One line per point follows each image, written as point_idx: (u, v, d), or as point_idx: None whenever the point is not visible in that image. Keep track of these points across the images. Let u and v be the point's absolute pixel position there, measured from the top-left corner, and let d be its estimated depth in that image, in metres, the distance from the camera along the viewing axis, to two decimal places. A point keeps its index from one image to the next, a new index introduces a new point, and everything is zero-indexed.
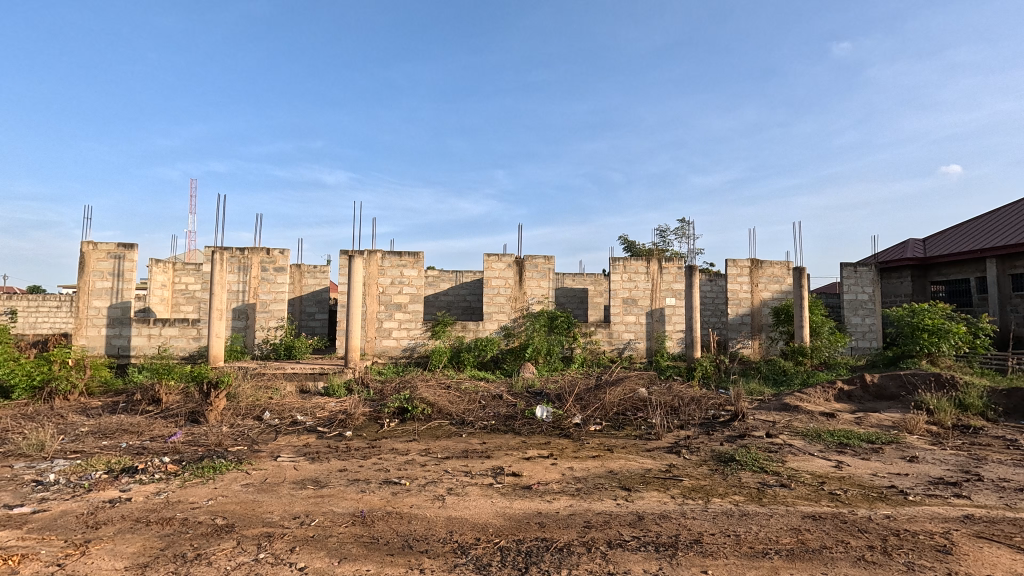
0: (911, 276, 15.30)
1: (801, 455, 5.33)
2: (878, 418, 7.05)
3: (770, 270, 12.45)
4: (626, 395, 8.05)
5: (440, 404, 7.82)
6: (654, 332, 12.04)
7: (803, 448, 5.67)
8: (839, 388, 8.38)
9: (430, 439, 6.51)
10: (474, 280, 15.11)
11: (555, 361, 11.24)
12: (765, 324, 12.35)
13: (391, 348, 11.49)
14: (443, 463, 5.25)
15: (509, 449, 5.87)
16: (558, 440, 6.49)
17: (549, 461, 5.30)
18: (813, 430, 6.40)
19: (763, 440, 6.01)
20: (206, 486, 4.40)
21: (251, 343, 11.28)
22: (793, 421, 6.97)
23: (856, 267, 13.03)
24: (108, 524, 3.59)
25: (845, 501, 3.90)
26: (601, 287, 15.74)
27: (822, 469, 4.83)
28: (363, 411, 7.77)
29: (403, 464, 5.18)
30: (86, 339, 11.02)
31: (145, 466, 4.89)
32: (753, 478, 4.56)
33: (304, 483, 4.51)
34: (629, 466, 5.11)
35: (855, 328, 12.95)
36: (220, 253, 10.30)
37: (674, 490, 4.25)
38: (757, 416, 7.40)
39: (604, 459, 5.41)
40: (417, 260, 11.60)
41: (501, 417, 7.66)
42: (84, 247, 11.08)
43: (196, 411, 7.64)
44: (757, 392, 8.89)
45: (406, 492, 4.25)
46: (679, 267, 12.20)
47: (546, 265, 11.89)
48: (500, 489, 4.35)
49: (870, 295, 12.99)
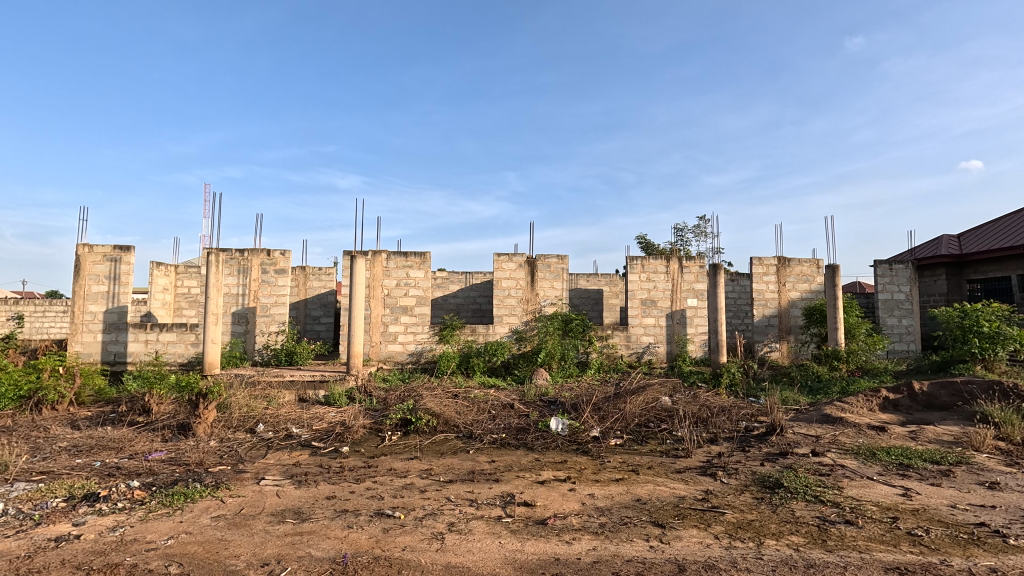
0: (946, 275, 14.32)
1: (860, 481, 4.59)
2: (935, 432, 6.29)
3: (798, 269, 11.66)
4: (649, 405, 7.40)
5: (446, 415, 7.20)
6: (674, 335, 11.32)
7: (858, 470, 4.94)
8: (884, 397, 7.62)
9: (433, 456, 5.90)
10: (485, 281, 14.53)
11: (570, 367, 10.55)
12: (794, 326, 11.57)
13: (397, 353, 10.92)
14: (446, 488, 4.61)
15: (522, 470, 5.22)
16: (576, 458, 5.85)
17: (567, 486, 4.63)
18: (865, 449, 5.65)
19: (810, 459, 5.28)
20: (170, 519, 3.82)
21: (251, 349, 10.79)
22: (840, 436, 6.23)
23: (891, 265, 12.19)
24: (42, 572, 3.02)
25: (931, 546, 3.20)
26: (616, 288, 15.12)
27: (889, 499, 4.11)
28: (364, 423, 7.18)
29: (399, 490, 4.54)
30: (82, 345, 10.61)
31: (109, 492, 4.32)
32: (810, 512, 3.86)
33: (282, 515, 3.89)
34: (659, 494, 4.43)
35: (892, 329, 12.08)
36: (215, 254, 9.78)
37: (717, 528, 3.57)
38: (797, 429, 6.64)
39: (629, 484, 4.72)
40: (423, 260, 11.01)
41: (512, 430, 7.01)
42: (80, 250, 10.67)
43: (185, 424, 7.10)
44: (791, 401, 8.14)
45: (399, 528, 3.62)
46: (700, 266, 11.47)
47: (559, 265, 11.23)
48: (510, 525, 3.69)
49: (907, 295, 12.12)
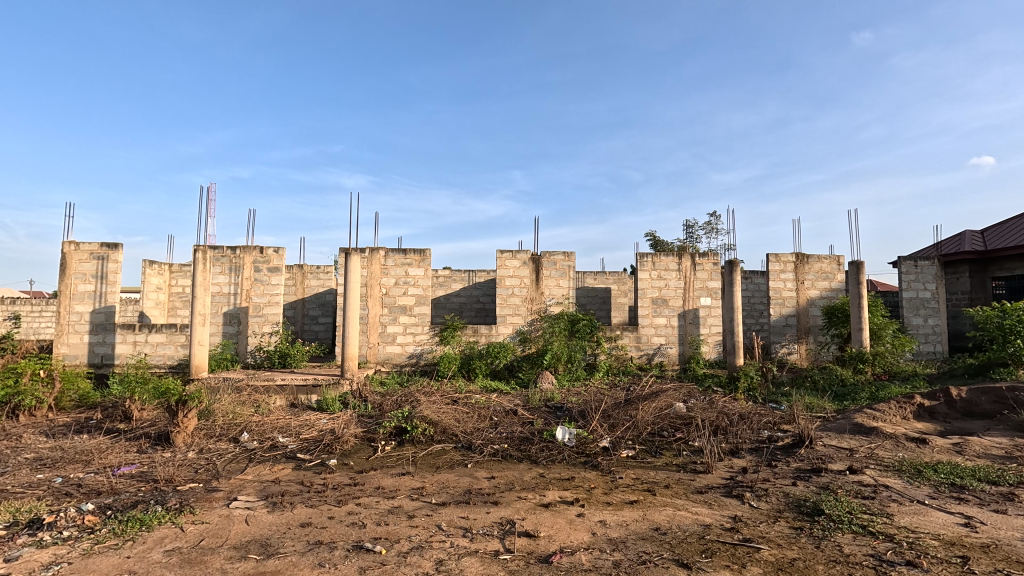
0: (969, 272, 13.62)
1: (911, 506, 4.02)
2: (983, 445, 5.69)
3: (818, 266, 11.02)
4: (662, 412, 6.88)
5: (444, 423, 6.68)
6: (687, 335, 10.74)
7: (905, 491, 4.36)
8: (918, 404, 7.04)
9: (427, 471, 5.39)
10: (488, 279, 14.01)
11: (577, 369, 10.00)
12: (814, 327, 10.95)
13: (395, 355, 10.42)
14: (437, 513, 4.07)
15: (525, 490, 4.66)
16: (584, 473, 5.31)
17: (574, 511, 4.08)
18: (908, 465, 5.07)
19: (849, 479, 4.70)
20: (117, 554, 3.32)
21: (244, 351, 10.36)
22: (877, 449, 5.64)
23: (916, 261, 11.54)
24: None
25: None
26: (625, 286, 14.53)
27: (953, 532, 3.53)
28: (355, 432, 6.67)
29: (384, 516, 4.00)
30: (67, 347, 10.18)
31: (55, 518, 3.82)
32: (862, 549, 3.28)
33: (245, 549, 3.37)
34: (680, 521, 3.88)
35: (917, 329, 11.42)
36: (204, 251, 9.30)
37: (754, 570, 3.02)
38: (827, 440, 6.05)
39: (645, 508, 4.15)
40: (423, 258, 10.49)
41: (515, 439, 6.47)
42: (66, 247, 10.24)
43: (163, 433, 6.61)
44: (816, 407, 7.53)
45: (379, 568, 3.09)
46: (714, 263, 10.85)
47: (565, 262, 10.66)
48: (509, 565, 3.14)
49: (933, 293, 11.46)
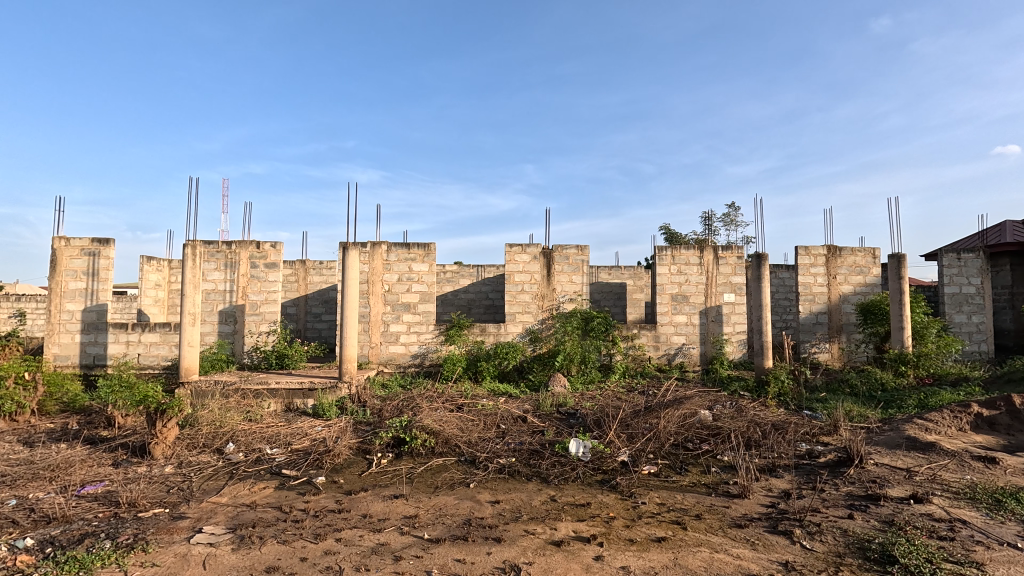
0: (1011, 265, 12.48)
1: (1004, 552, 3.30)
2: None
3: (852, 259, 10.18)
4: (687, 421, 6.20)
5: (447, 433, 6.05)
6: (710, 334, 9.99)
7: (990, 530, 3.64)
8: (976, 414, 6.25)
9: (424, 493, 4.76)
10: (497, 275, 13.39)
11: (591, 371, 9.31)
12: (848, 324, 10.11)
13: (398, 355, 9.84)
14: (429, 554, 3.43)
15: (533, 521, 4.00)
16: (602, 497, 4.66)
17: (592, 554, 3.42)
18: (985, 492, 4.32)
19: (916, 511, 3.98)
20: None
21: (240, 351, 9.85)
22: (940, 471, 4.89)
23: (959, 254, 10.63)
24: None
25: None
26: (641, 282, 13.81)
27: None
28: (350, 443, 6.09)
29: (366, 557, 3.38)
30: (59, 348, 9.77)
31: None
32: None
33: None
34: (720, 569, 3.20)
35: (960, 327, 10.54)
36: (194, 246, 8.76)
37: None
38: (880, 458, 5.31)
39: (676, 550, 3.48)
40: (428, 252, 9.88)
41: (523, 453, 5.83)
42: (56, 243, 9.79)
43: (142, 445, 6.08)
44: (858, 416, 6.76)
45: None
46: (739, 257, 10.06)
47: (578, 256, 9.96)
48: None
49: (978, 288, 10.56)
